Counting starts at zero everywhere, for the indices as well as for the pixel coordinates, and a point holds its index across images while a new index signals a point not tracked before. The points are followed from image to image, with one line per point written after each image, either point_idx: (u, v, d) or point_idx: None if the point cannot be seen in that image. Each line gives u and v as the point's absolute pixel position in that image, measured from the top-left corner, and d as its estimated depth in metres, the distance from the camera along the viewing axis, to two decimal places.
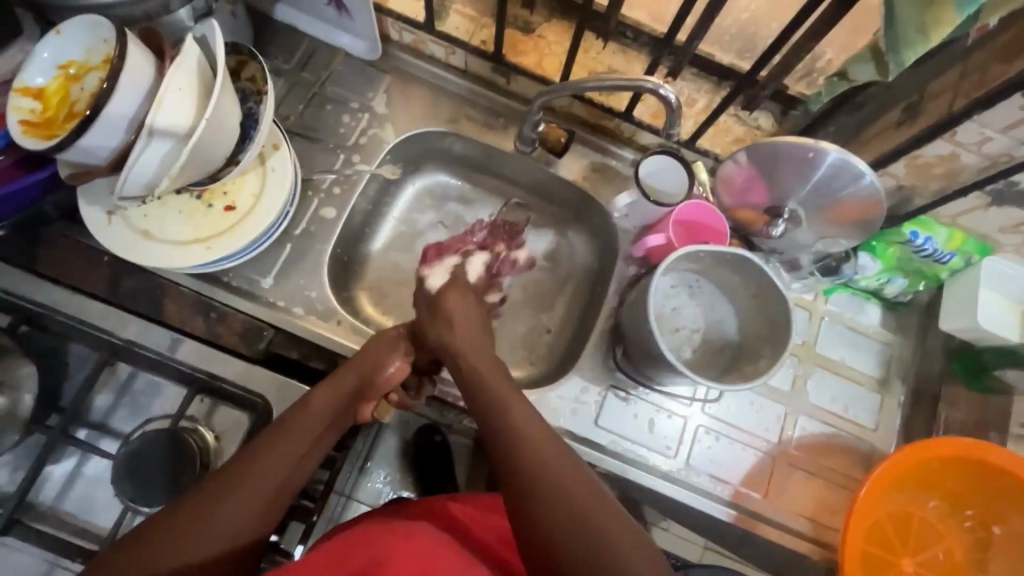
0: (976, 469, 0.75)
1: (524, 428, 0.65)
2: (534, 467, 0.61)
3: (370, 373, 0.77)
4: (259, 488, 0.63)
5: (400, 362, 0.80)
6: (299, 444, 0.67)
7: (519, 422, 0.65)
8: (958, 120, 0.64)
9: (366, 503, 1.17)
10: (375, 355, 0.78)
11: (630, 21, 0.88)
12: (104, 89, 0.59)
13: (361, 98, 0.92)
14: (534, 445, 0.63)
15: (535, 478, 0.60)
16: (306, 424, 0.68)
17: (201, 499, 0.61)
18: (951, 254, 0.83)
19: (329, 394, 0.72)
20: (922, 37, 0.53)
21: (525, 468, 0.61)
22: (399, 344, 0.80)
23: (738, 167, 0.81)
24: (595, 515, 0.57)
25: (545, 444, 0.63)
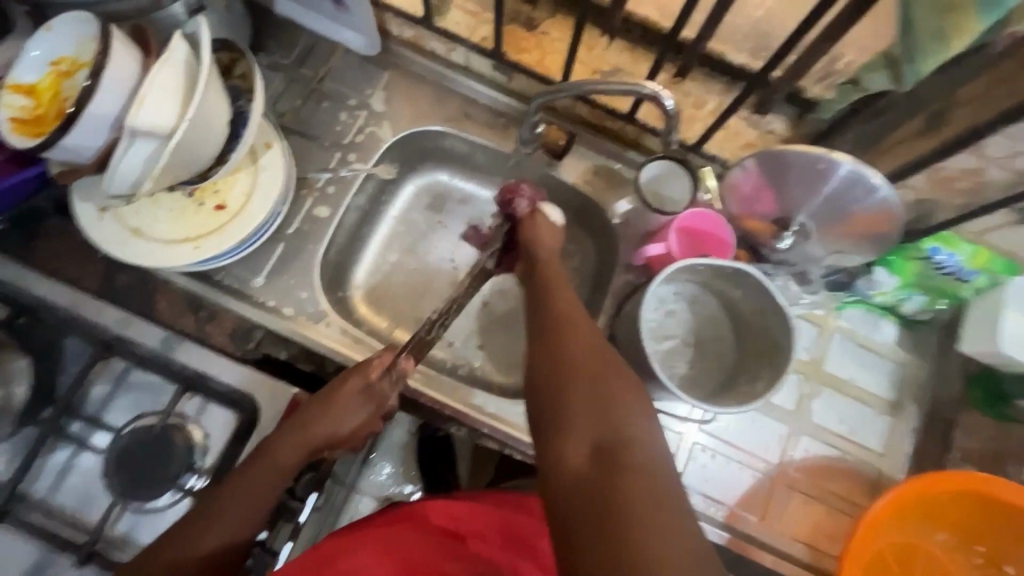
0: (986, 505, 0.71)
1: (570, 314, 0.64)
2: (573, 352, 0.58)
3: (337, 423, 0.72)
4: (238, 518, 0.65)
5: (367, 415, 0.75)
6: (269, 481, 0.67)
7: (566, 302, 0.66)
8: (984, 133, 0.59)
9: (369, 496, 1.13)
10: (342, 409, 0.73)
11: (637, 18, 0.83)
12: (86, 88, 0.59)
13: (359, 95, 0.91)
14: (580, 332, 0.61)
15: (574, 359, 0.57)
16: (270, 474, 0.67)
17: (183, 530, 0.64)
18: (975, 273, 0.78)
19: (296, 444, 0.69)
20: (941, 46, 0.51)
21: (567, 351, 0.58)
22: (364, 398, 0.74)
23: (747, 175, 0.76)
24: (627, 404, 0.53)
25: (589, 334, 0.61)
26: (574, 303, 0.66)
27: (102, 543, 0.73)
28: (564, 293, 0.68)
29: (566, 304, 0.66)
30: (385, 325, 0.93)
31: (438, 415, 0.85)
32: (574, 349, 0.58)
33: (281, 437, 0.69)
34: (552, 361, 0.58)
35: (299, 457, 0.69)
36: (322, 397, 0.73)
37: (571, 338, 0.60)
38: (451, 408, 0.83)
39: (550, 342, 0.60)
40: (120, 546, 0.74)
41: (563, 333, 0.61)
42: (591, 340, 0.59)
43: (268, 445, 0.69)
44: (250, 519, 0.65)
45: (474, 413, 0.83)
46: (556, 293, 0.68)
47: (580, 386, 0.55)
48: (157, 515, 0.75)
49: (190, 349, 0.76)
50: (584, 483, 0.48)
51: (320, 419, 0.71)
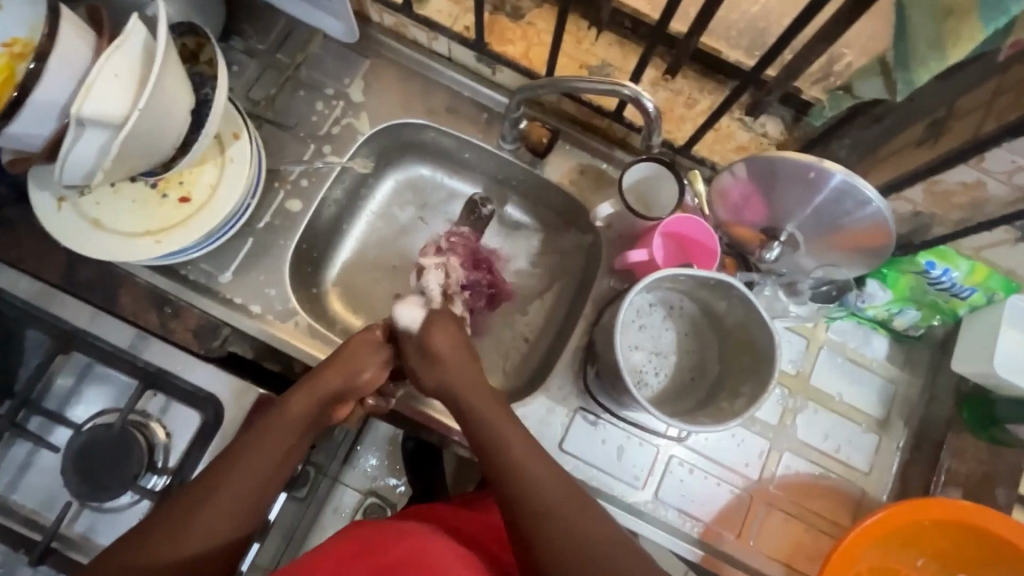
0: (970, 533, 0.68)
1: (542, 486, 0.60)
2: (563, 545, 0.57)
3: (351, 376, 0.71)
4: (242, 491, 0.61)
5: (380, 368, 0.75)
6: (277, 449, 0.65)
7: (528, 470, 0.61)
8: (985, 146, 0.55)
9: (354, 488, 1.13)
10: (357, 360, 0.72)
11: (628, 10, 0.78)
12: (31, 73, 0.56)
13: (336, 84, 0.87)
14: (564, 514, 0.59)
15: (568, 551, 0.57)
16: (284, 433, 0.65)
17: (174, 514, 0.59)
18: (972, 289, 0.74)
19: (308, 399, 0.68)
20: (940, 55, 0.47)
21: (555, 552, 0.57)
22: (380, 350, 0.75)
23: (735, 180, 0.72)
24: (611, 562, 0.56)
25: (572, 515, 0.59)
26: (541, 466, 0.62)
27: (59, 541, 0.71)
28: (526, 457, 0.62)
29: (533, 474, 0.61)
30: (361, 324, 0.91)
31: (407, 419, 0.84)
32: (564, 545, 0.57)
33: (294, 393, 0.68)
34: (541, 554, 0.57)
35: (309, 413, 0.68)
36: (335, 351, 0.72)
37: (559, 526, 0.58)
38: (421, 412, 0.81)
39: (535, 531, 0.58)
40: (78, 545, 0.71)
41: (545, 523, 0.58)
42: (577, 523, 0.58)
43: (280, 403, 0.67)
44: (251, 496, 0.62)
45: (443, 417, 0.80)
46: (517, 453, 0.62)
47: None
48: (118, 515, 0.72)
49: (149, 345, 0.74)
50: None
51: (332, 373, 0.70)
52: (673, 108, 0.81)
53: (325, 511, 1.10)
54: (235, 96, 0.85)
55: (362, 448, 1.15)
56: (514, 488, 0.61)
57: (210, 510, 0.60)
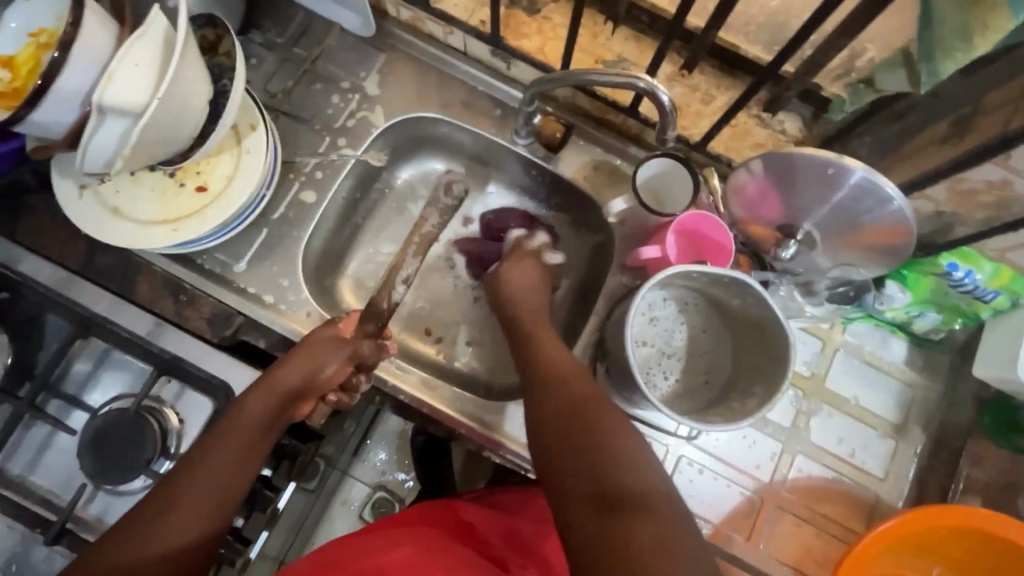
0: (986, 542, 0.67)
1: (552, 366, 0.67)
2: (562, 410, 0.60)
3: (309, 374, 0.75)
4: (209, 495, 0.64)
5: (341, 361, 0.78)
6: (239, 446, 0.66)
7: (554, 357, 0.68)
8: (1013, 143, 0.53)
9: (364, 481, 1.13)
10: (314, 355, 0.76)
11: (646, 4, 0.78)
12: (55, 60, 0.57)
13: (352, 78, 0.87)
14: (573, 387, 0.62)
15: (566, 413, 0.59)
16: (244, 433, 0.67)
17: (146, 511, 0.62)
18: (995, 293, 0.71)
19: (265, 397, 0.70)
20: (968, 45, 0.46)
21: (556, 418, 0.59)
22: (342, 344, 0.78)
23: (752, 177, 0.70)
24: (608, 429, 0.56)
25: (580, 389, 0.62)
26: (566, 358, 0.68)
27: (73, 522, 0.73)
28: (554, 352, 0.69)
29: (558, 362, 0.67)
30: None
31: (415, 412, 0.84)
32: (565, 409, 0.60)
33: (253, 392, 0.70)
34: (545, 419, 0.61)
35: (268, 408, 0.70)
36: (294, 348, 0.76)
37: (561, 396, 0.61)
38: (429, 406, 0.80)
39: (542, 403, 0.62)
40: (92, 526, 0.73)
41: (551, 394, 0.63)
42: (568, 393, 0.62)
43: (239, 405, 0.68)
44: (220, 493, 0.65)
45: (450, 411, 0.80)
46: (546, 350, 0.70)
47: (574, 438, 0.57)
48: (130, 498, 0.74)
49: (165, 333, 0.75)
50: (590, 532, 0.49)
51: (293, 368, 0.74)
52: (689, 105, 0.80)
53: (334, 503, 1.11)
54: (253, 88, 0.86)
55: (371, 442, 1.16)
56: (537, 370, 0.67)
57: (178, 514, 0.62)
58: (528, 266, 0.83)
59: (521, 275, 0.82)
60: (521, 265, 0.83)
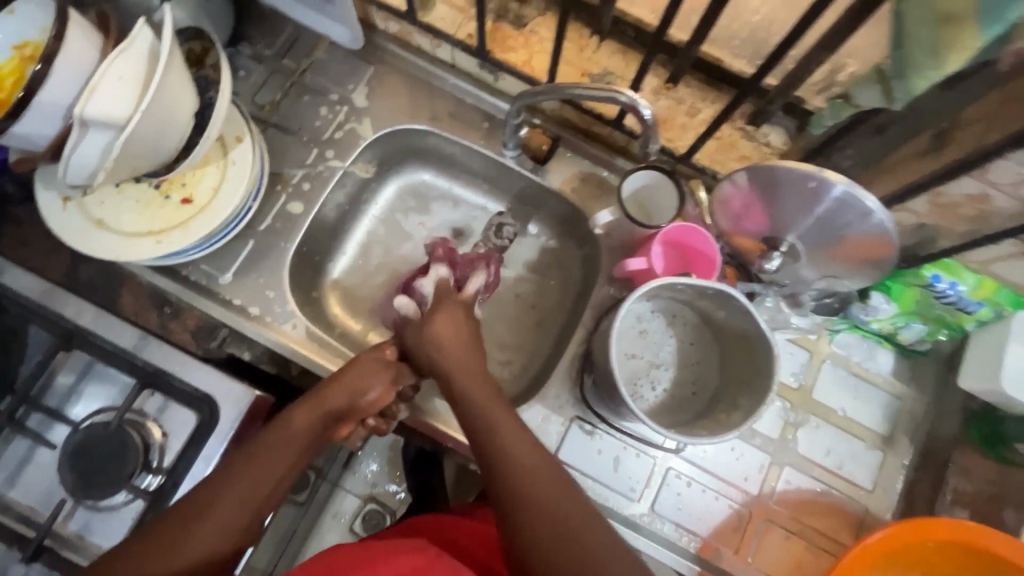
0: (974, 556, 0.67)
1: (511, 445, 0.61)
2: (542, 524, 0.56)
3: (354, 397, 0.74)
4: (240, 507, 0.61)
5: (384, 388, 0.76)
6: (284, 461, 0.65)
7: (515, 439, 0.62)
8: (990, 157, 0.54)
9: (354, 493, 1.12)
10: (363, 379, 0.74)
11: (631, 19, 0.78)
12: (38, 73, 0.57)
13: (341, 90, 0.88)
14: (535, 479, 0.58)
15: (547, 530, 0.55)
16: (287, 448, 0.66)
17: (176, 520, 0.58)
18: (978, 305, 0.72)
19: (311, 415, 0.70)
20: (935, 62, 0.46)
21: (533, 536, 0.55)
22: (385, 368, 0.76)
23: (736, 190, 0.71)
24: (592, 537, 0.55)
25: (552, 489, 0.58)
26: (526, 440, 0.62)
27: (53, 539, 0.71)
28: (512, 434, 0.62)
29: (520, 452, 0.61)
30: (360, 328, 0.91)
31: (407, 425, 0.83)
32: (543, 519, 0.56)
33: (299, 407, 0.70)
34: (517, 528, 0.56)
35: (313, 427, 0.70)
36: (342, 369, 0.75)
37: (523, 487, 0.58)
38: (413, 419, 0.81)
39: (513, 509, 0.57)
40: (72, 543, 0.71)
41: (521, 498, 0.57)
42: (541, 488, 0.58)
43: (283, 419, 0.68)
44: (250, 512, 0.62)
45: (440, 424, 0.80)
46: (500, 426, 0.63)
47: (561, 559, 0.54)
48: (111, 514, 0.73)
49: (149, 346, 0.74)
50: None
51: (338, 389, 0.73)
52: (675, 118, 0.81)
53: (324, 515, 1.10)
54: (241, 100, 0.86)
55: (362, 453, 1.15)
56: (500, 470, 0.60)
57: (210, 526, 0.59)
58: (455, 322, 0.75)
59: (444, 326, 0.75)
60: (445, 321, 0.75)
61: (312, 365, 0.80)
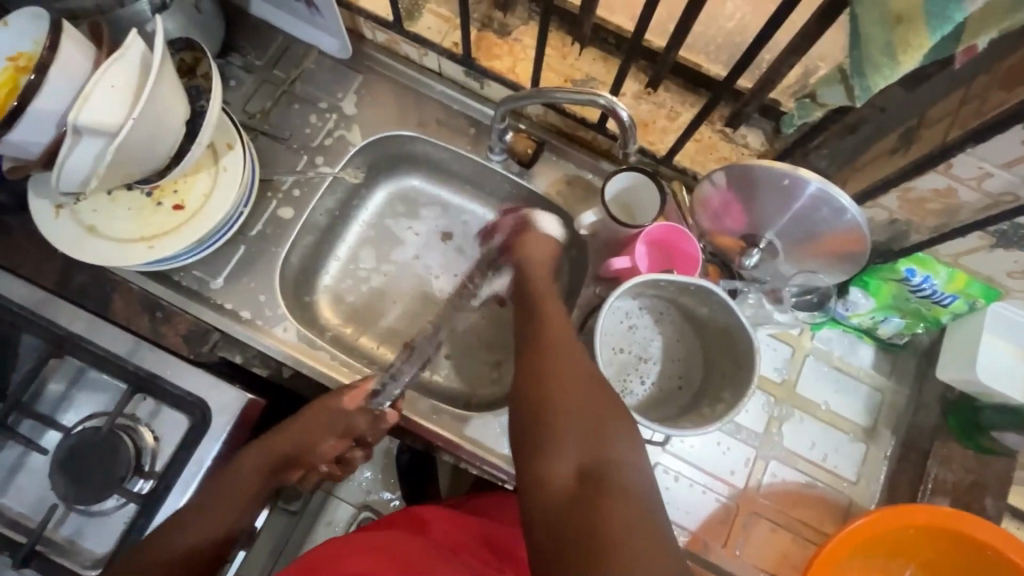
0: (953, 541, 0.68)
1: (557, 334, 0.66)
2: (567, 402, 0.57)
3: (304, 445, 0.77)
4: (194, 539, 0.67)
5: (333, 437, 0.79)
6: (230, 502, 0.70)
7: (560, 336, 0.66)
8: (952, 152, 0.56)
9: (347, 501, 1.12)
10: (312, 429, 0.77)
11: (611, 26, 0.81)
12: (32, 83, 0.59)
13: (330, 98, 0.89)
14: (568, 355, 0.62)
15: (566, 406, 0.57)
16: (234, 491, 0.70)
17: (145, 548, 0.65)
18: (952, 297, 0.74)
19: (257, 459, 0.73)
20: (892, 60, 0.48)
21: (553, 411, 0.57)
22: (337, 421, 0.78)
23: (715, 189, 0.73)
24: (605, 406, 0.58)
25: (581, 375, 0.60)
26: (571, 338, 0.65)
27: (44, 544, 0.72)
28: (560, 333, 0.66)
29: (566, 345, 0.64)
30: (351, 331, 0.92)
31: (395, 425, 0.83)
32: (567, 395, 0.58)
33: (249, 450, 0.74)
34: (539, 403, 0.59)
35: (258, 474, 0.73)
36: (292, 417, 0.79)
37: (556, 358, 0.62)
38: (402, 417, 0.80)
39: (541, 387, 0.60)
40: (63, 549, 0.72)
41: (550, 380, 0.60)
42: (575, 364, 0.62)
43: (233, 459, 0.72)
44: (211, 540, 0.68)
45: (429, 425, 0.80)
46: (550, 321, 0.68)
47: (571, 430, 0.56)
48: (103, 519, 0.73)
49: (141, 351, 0.75)
50: (567, 503, 0.51)
51: (286, 437, 0.77)
52: (655, 121, 0.83)
53: (317, 524, 1.10)
54: (232, 109, 0.87)
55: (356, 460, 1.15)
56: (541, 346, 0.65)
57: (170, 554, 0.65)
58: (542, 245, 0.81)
59: (536, 250, 0.81)
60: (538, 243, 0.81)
61: (303, 367, 0.81)
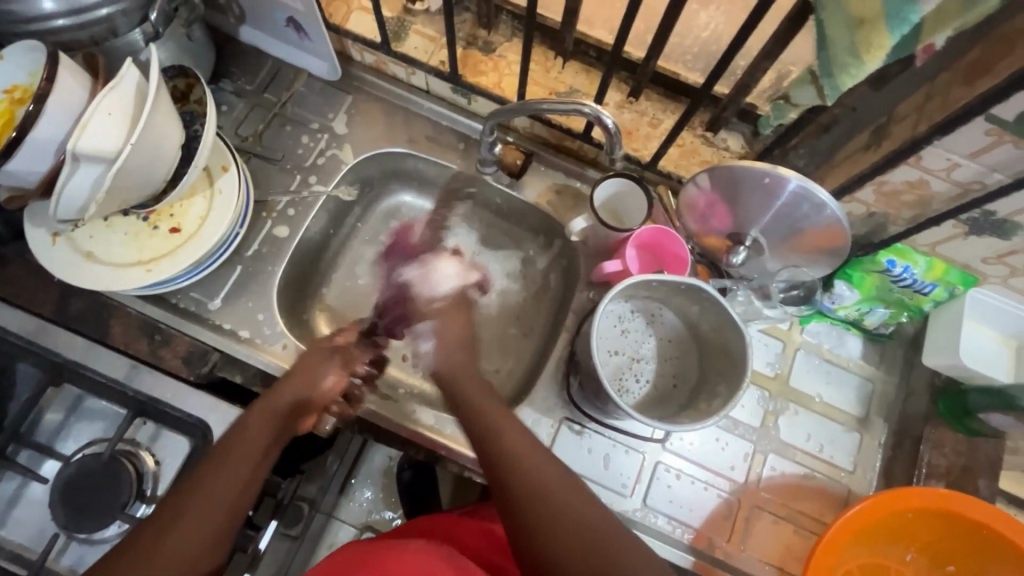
0: (951, 522, 0.70)
1: (519, 440, 0.62)
2: (570, 527, 0.56)
3: (307, 388, 0.72)
4: (214, 511, 0.58)
5: (338, 373, 0.76)
6: (245, 468, 0.62)
7: (519, 440, 0.62)
8: (920, 145, 0.59)
9: (348, 523, 1.12)
10: (308, 370, 0.73)
11: (591, 40, 0.85)
12: (30, 114, 0.60)
13: (321, 119, 0.91)
14: (542, 468, 0.60)
15: (565, 530, 0.56)
16: (248, 452, 0.63)
17: (147, 534, 0.56)
18: (932, 285, 0.77)
19: (265, 419, 0.67)
20: (857, 62, 0.51)
21: (556, 537, 0.55)
22: (332, 354, 0.76)
23: (700, 192, 0.76)
24: (604, 515, 0.57)
25: (570, 487, 0.58)
26: (530, 441, 0.62)
27: None
28: (519, 439, 0.62)
29: (531, 454, 0.61)
30: None
31: (394, 436, 0.83)
32: (565, 514, 0.56)
33: (249, 411, 0.67)
34: (532, 535, 0.56)
35: (269, 430, 0.66)
36: (288, 370, 0.73)
37: (532, 473, 0.59)
38: (406, 428, 0.81)
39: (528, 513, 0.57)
40: None
41: (539, 503, 0.57)
42: (555, 475, 0.59)
43: (239, 426, 0.65)
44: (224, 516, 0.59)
45: (430, 434, 0.80)
46: (500, 424, 0.64)
47: (582, 553, 0.55)
48: (104, 547, 0.71)
49: (140, 374, 0.75)
50: None
51: (285, 388, 0.71)
52: (639, 128, 0.86)
53: (319, 548, 1.10)
54: (224, 134, 0.89)
55: (355, 482, 1.15)
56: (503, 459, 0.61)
57: (182, 534, 0.56)
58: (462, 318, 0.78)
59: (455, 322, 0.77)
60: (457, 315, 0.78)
61: None
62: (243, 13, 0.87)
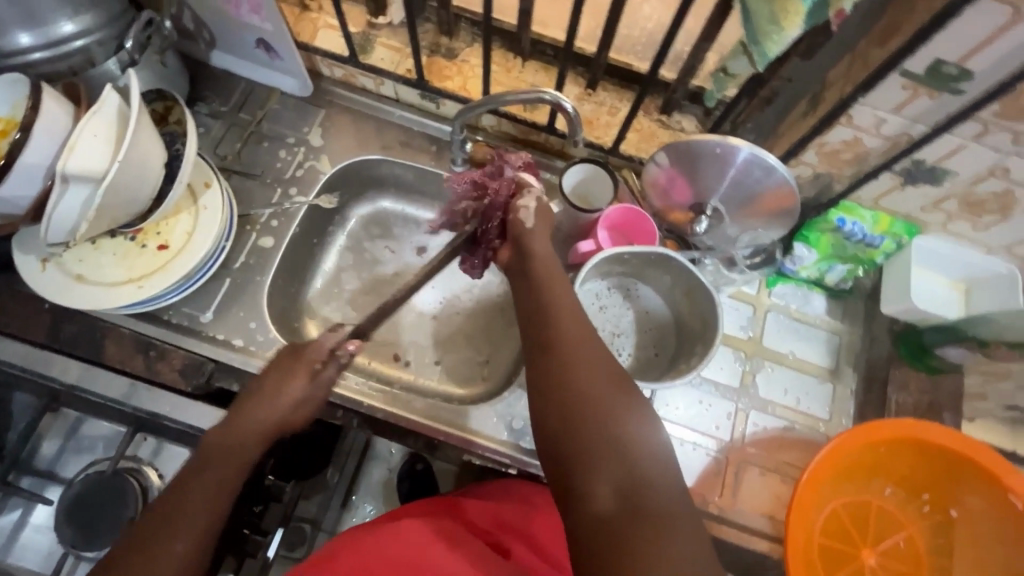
0: (918, 449, 0.75)
1: (569, 317, 0.62)
2: (601, 403, 0.54)
3: (275, 402, 0.65)
4: (190, 523, 0.57)
5: (311, 386, 0.67)
6: (220, 481, 0.60)
7: (567, 316, 0.62)
8: (848, 105, 0.65)
9: None
10: (285, 382, 0.66)
11: (547, 39, 0.90)
12: (17, 141, 0.63)
13: (296, 133, 0.95)
14: (581, 346, 0.59)
15: (590, 427, 0.53)
16: (225, 465, 0.61)
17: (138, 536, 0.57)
18: (881, 238, 0.83)
19: (242, 432, 0.63)
20: (777, 27, 0.57)
21: (582, 412, 0.54)
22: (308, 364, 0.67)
23: (661, 169, 0.82)
24: (630, 408, 0.54)
25: (602, 370, 0.57)
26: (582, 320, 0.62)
27: None
28: (568, 314, 0.62)
29: (574, 332, 0.60)
30: None
31: (393, 428, 0.86)
32: (591, 392, 0.55)
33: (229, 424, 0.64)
34: (563, 403, 0.55)
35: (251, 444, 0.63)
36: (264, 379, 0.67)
37: (567, 346, 0.59)
38: (405, 419, 0.83)
39: (557, 384, 0.56)
40: None
41: (575, 373, 0.56)
42: (594, 357, 0.58)
43: (223, 436, 0.63)
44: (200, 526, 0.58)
45: (429, 422, 0.83)
46: (551, 300, 0.64)
47: (601, 435, 0.52)
48: None
49: (138, 391, 0.77)
50: (603, 518, 0.48)
51: (261, 403, 0.65)
52: (599, 117, 0.91)
53: None
54: (203, 154, 0.92)
55: (357, 499, 1.12)
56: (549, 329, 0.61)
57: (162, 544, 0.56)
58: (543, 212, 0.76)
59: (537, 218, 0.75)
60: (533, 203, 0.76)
61: None
62: (213, 38, 0.91)
